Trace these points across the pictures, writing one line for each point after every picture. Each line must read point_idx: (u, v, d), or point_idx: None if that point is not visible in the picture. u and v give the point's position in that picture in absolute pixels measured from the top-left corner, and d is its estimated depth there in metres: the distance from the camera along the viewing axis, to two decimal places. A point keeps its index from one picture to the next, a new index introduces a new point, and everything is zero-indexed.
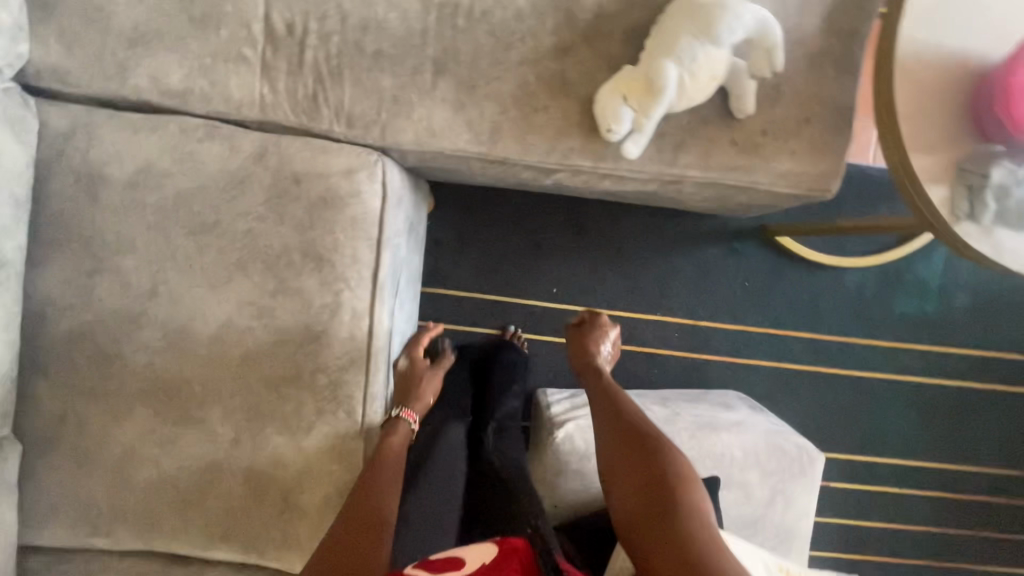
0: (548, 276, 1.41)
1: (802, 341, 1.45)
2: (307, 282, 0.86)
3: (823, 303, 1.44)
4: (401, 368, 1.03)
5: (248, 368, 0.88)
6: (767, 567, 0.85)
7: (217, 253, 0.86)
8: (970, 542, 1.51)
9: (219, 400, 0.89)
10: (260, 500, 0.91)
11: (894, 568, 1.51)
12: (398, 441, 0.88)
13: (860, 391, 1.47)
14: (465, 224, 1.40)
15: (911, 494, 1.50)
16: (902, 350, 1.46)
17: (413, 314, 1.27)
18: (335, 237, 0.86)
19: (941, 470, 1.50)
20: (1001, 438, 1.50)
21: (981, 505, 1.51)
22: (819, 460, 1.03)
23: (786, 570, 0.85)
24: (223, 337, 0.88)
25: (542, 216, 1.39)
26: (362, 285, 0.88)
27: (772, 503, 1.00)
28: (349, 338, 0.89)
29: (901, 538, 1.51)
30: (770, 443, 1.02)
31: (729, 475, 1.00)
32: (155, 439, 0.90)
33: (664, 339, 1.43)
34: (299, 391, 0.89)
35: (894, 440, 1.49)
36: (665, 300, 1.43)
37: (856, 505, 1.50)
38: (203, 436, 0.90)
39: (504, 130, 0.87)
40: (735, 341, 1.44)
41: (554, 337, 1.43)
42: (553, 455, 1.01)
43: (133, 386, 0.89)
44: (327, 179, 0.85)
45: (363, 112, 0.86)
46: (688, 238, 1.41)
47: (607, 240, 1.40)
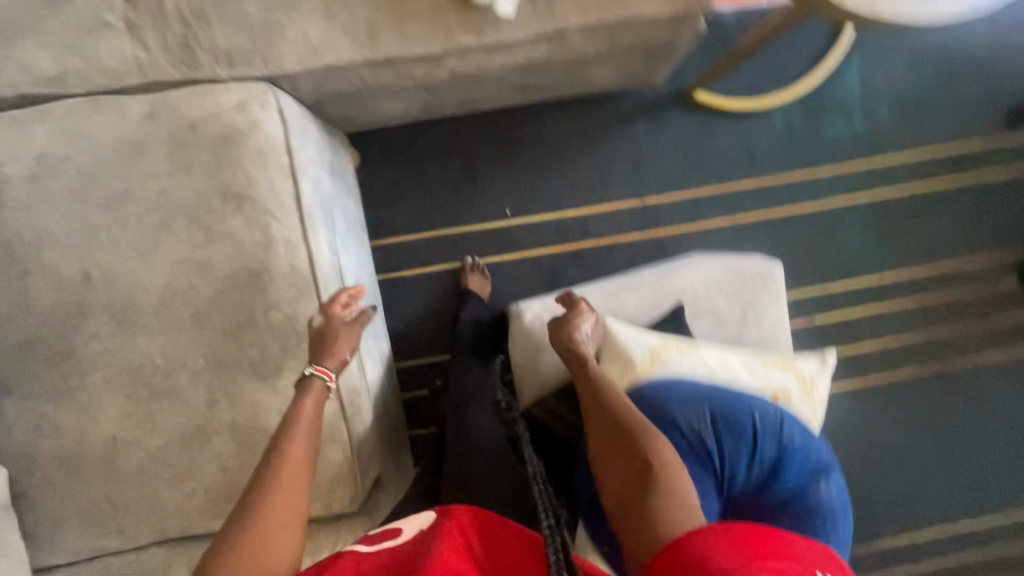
0: (491, 196, 1.43)
1: (748, 192, 1.48)
2: (233, 225, 0.87)
3: (757, 149, 1.47)
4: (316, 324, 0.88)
5: (202, 325, 0.89)
6: (744, 362, 0.87)
7: (138, 222, 0.86)
8: (961, 338, 1.55)
9: (184, 365, 0.89)
10: (253, 451, 0.91)
11: (897, 383, 1.54)
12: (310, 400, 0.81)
13: (817, 223, 1.51)
14: (396, 169, 1.40)
15: (893, 308, 1.54)
16: (843, 174, 1.50)
17: (368, 262, 1.28)
18: (247, 172, 0.86)
19: (914, 278, 1.54)
20: (960, 231, 1.54)
21: (962, 300, 1.55)
22: (779, 269, 1.05)
23: (764, 360, 0.87)
24: (169, 302, 0.88)
25: (467, 139, 1.41)
26: (288, 215, 0.89)
27: (744, 320, 1.02)
28: (291, 270, 0.89)
29: (897, 353, 1.54)
30: (727, 267, 1.04)
31: (696, 305, 1.02)
32: (134, 421, 0.90)
33: (618, 226, 1.45)
34: (258, 335, 0.89)
35: (862, 262, 1.53)
36: (609, 188, 1.45)
37: (845, 333, 1.53)
38: (179, 406, 0.90)
39: (380, 27, 0.88)
40: (686, 209, 1.47)
41: (514, 254, 1.44)
42: (527, 339, 1.03)
43: (95, 377, 0.89)
44: (222, 118, 0.86)
45: (239, 46, 0.87)
46: (612, 122, 1.44)
47: (537, 145, 1.42)
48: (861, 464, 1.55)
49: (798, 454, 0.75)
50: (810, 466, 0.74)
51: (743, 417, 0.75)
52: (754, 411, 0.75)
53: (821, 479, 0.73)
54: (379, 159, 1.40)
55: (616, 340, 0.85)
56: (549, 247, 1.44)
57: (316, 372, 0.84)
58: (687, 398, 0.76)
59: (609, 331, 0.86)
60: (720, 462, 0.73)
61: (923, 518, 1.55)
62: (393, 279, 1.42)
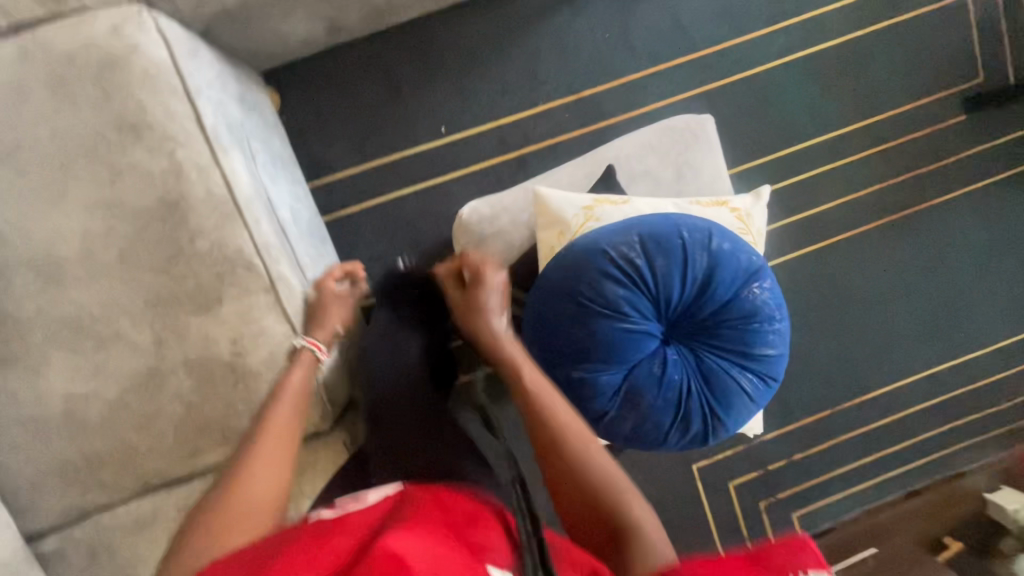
0: (423, 116, 1.39)
1: (685, 68, 1.45)
2: (136, 155, 0.85)
3: (685, 20, 1.43)
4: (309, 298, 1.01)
5: (131, 265, 0.88)
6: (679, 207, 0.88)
7: (39, 169, 0.84)
8: (919, 182, 1.54)
9: (122, 309, 0.89)
10: (210, 383, 0.92)
11: (861, 237, 1.54)
12: (298, 372, 0.92)
13: (758, 89, 1.48)
14: (321, 103, 1.36)
15: (847, 163, 1.52)
16: (777, 33, 1.47)
17: (307, 199, 1.26)
18: (138, 98, 0.84)
19: (864, 128, 1.52)
20: (903, 72, 1.52)
21: (915, 143, 1.54)
22: (710, 121, 1.03)
23: (699, 202, 0.88)
24: (91, 247, 0.87)
25: (388, 60, 1.37)
26: (192, 138, 0.87)
27: (681, 177, 1.01)
28: (208, 195, 0.87)
29: (856, 208, 1.54)
30: (657, 128, 1.02)
31: (631, 171, 1.01)
32: (87, 373, 0.90)
33: (558, 125, 1.42)
34: (188, 266, 0.88)
35: (811, 121, 1.51)
36: (542, 85, 1.41)
37: (803, 196, 1.52)
38: (127, 351, 0.90)
39: None
40: (624, 96, 1.43)
41: (458, 172, 1.41)
42: (466, 234, 1.02)
43: (37, 336, 0.88)
44: (100, 46, 0.83)
45: None
46: (533, 18, 1.40)
47: (460, 54, 1.39)
48: (835, 323, 1.56)
49: (726, 261, 0.82)
50: (738, 269, 0.82)
51: (672, 240, 0.81)
52: (682, 232, 0.81)
53: (746, 281, 0.83)
54: (302, 96, 1.36)
55: (549, 204, 0.87)
56: (492, 158, 1.41)
57: (306, 344, 0.94)
58: (619, 234, 0.81)
59: (540, 197, 0.88)
60: (657, 283, 0.80)
61: (898, 363, 1.59)
62: (340, 217, 1.39)
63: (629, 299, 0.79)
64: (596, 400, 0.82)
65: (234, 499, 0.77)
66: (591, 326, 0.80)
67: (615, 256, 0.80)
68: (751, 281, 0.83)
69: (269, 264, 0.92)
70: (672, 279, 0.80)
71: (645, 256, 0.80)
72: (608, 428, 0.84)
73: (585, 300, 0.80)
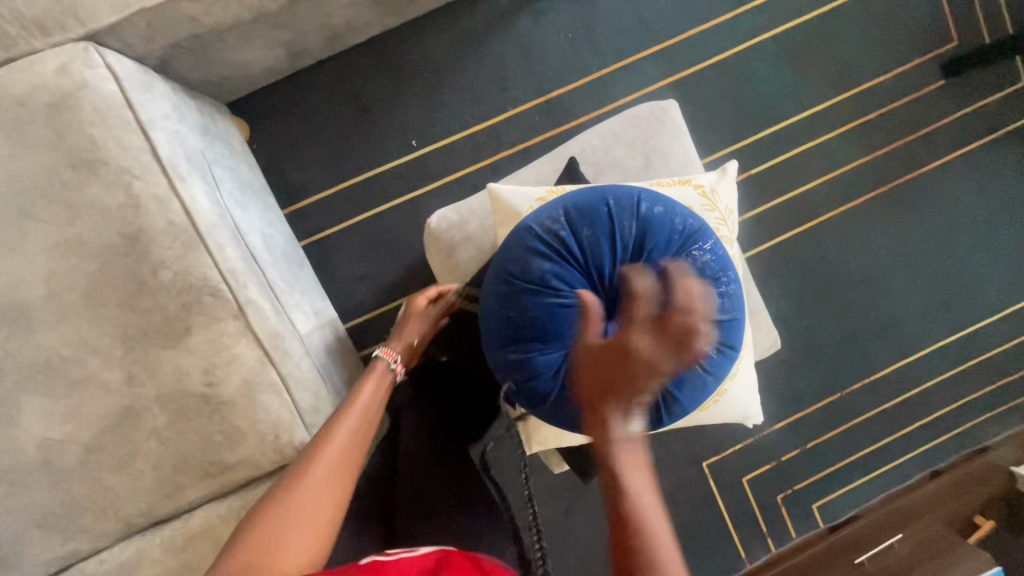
0: (393, 132, 1.39)
1: (652, 59, 1.43)
2: (93, 191, 0.84)
3: (647, 13, 1.43)
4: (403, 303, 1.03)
5: (95, 303, 0.86)
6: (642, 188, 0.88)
7: None
8: (905, 151, 1.51)
9: (91, 349, 0.87)
10: (186, 416, 0.90)
11: (851, 213, 1.51)
12: (369, 386, 0.90)
13: (729, 74, 1.46)
14: (291, 129, 1.36)
15: (828, 139, 1.50)
16: (742, 16, 1.45)
17: (281, 224, 1.25)
18: (91, 134, 0.84)
19: (842, 103, 1.50)
20: (875, 44, 1.50)
21: (895, 112, 1.51)
22: (674, 106, 1.02)
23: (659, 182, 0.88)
24: (55, 288, 0.86)
25: (354, 81, 1.37)
26: (148, 170, 0.86)
27: (649, 164, 0.99)
28: (168, 225, 0.87)
29: (843, 183, 1.50)
30: (619, 118, 1.01)
31: (597, 163, 0.99)
32: (61, 418, 0.89)
33: (530, 128, 1.41)
34: (154, 298, 0.87)
35: (786, 100, 1.48)
36: (509, 89, 1.41)
37: (787, 176, 1.49)
38: (99, 391, 0.88)
39: None
40: (594, 93, 1.42)
41: (433, 184, 1.40)
42: (437, 242, 1.01)
43: (7, 384, 0.87)
44: (49, 86, 0.83)
45: (47, 10, 0.84)
46: (494, 26, 1.40)
47: (424, 68, 1.39)
48: (835, 303, 1.52)
49: (657, 226, 0.81)
50: (669, 232, 0.81)
51: (598, 210, 0.81)
52: (609, 201, 0.82)
53: (682, 244, 0.81)
54: (271, 124, 1.36)
55: (503, 199, 0.89)
56: (466, 167, 1.40)
57: (381, 355, 0.96)
58: (545, 211, 0.83)
59: (495, 193, 0.90)
60: (585, 253, 0.80)
61: (905, 338, 1.54)
62: (319, 240, 1.38)
63: (558, 271, 0.79)
64: (539, 381, 0.80)
65: (302, 493, 0.72)
66: (522, 303, 0.80)
67: (542, 231, 0.81)
68: (687, 244, 0.81)
69: (235, 288, 0.90)
70: (601, 248, 0.80)
71: (572, 230, 0.81)
72: (555, 410, 0.81)
73: (515, 277, 0.80)
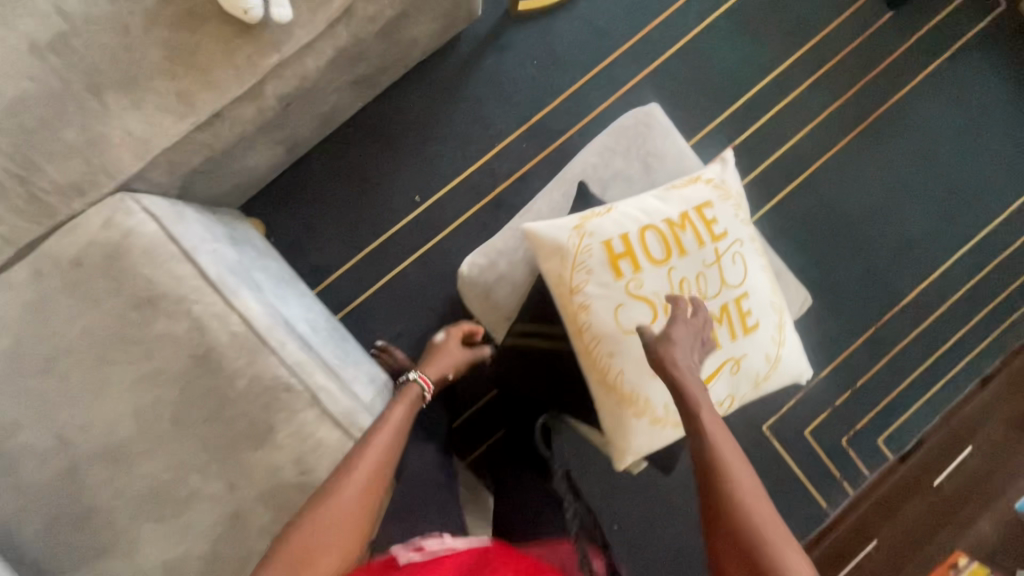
0: (403, 191, 1.45)
1: (616, 63, 1.51)
2: (157, 325, 0.90)
3: (599, 21, 1.50)
4: (437, 340, 1.05)
5: (184, 424, 0.91)
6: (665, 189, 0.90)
7: (78, 368, 0.90)
8: (878, 82, 1.56)
9: (190, 468, 0.92)
10: (289, 506, 0.93)
11: (843, 155, 1.55)
12: (400, 411, 0.87)
13: (691, 55, 1.53)
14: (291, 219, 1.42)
15: (800, 92, 1.55)
16: (675, 8, 1.53)
17: (332, 341, 1.18)
18: (143, 275, 0.90)
19: (805, 54, 1.55)
20: None
21: (850, 56, 1.56)
22: (657, 110, 1.09)
23: (677, 185, 0.90)
24: (145, 419, 0.91)
25: (346, 156, 1.44)
26: (203, 293, 0.92)
27: (650, 168, 1.06)
28: (232, 337, 0.92)
29: (823, 131, 1.54)
30: (612, 130, 1.08)
31: (603, 178, 1.05)
32: (173, 539, 0.92)
33: (521, 156, 1.48)
34: (235, 407, 0.92)
35: (746, 67, 1.54)
36: (456, 103, 1.47)
37: (773, 135, 1.54)
38: (206, 505, 0.92)
39: (191, 88, 0.91)
40: (573, 108, 1.49)
41: (407, 261, 1.45)
42: (471, 287, 1.05)
43: (121, 519, 0.91)
44: (99, 241, 0.89)
45: (78, 174, 0.90)
46: (465, 68, 1.47)
47: (409, 126, 1.45)
48: (854, 246, 1.54)
49: None
50: None
51: None
52: None
53: None
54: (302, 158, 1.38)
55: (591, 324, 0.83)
56: (471, 208, 1.46)
57: (417, 379, 0.94)
58: None
59: (561, 286, 0.84)
60: None
61: (929, 270, 1.54)
62: (355, 307, 1.43)
63: None
64: None
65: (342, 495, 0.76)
66: None
67: None
68: None
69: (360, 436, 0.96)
70: None
71: None
72: None
73: None
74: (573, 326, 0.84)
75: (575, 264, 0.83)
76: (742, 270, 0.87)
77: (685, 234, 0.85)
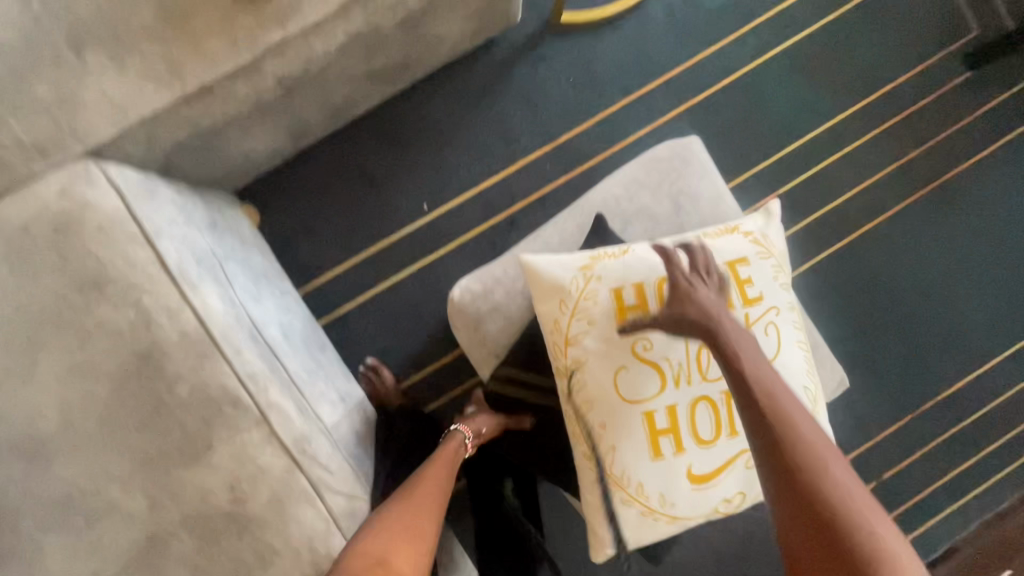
0: (411, 197, 1.35)
1: (659, 90, 1.39)
2: (101, 312, 0.81)
3: (646, 43, 1.39)
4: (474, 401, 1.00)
5: (113, 426, 0.81)
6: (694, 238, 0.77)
7: (6, 346, 0.80)
8: (948, 146, 1.40)
9: (111, 477, 0.81)
10: (214, 538, 0.81)
11: (898, 220, 1.39)
12: (454, 445, 0.90)
13: (741, 91, 1.40)
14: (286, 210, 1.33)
15: (857, 146, 1.40)
16: (731, 39, 1.40)
17: (304, 349, 1.07)
18: (96, 254, 0.81)
19: (868, 105, 1.41)
20: (889, 43, 1.42)
21: (919, 113, 1.41)
22: (696, 144, 0.96)
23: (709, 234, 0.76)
24: (71, 413, 0.81)
25: (355, 153, 1.35)
26: (157, 283, 0.82)
27: (680, 208, 0.93)
28: (182, 336, 0.82)
29: (879, 191, 1.39)
30: (643, 160, 0.95)
31: (625, 212, 0.92)
32: (79, 555, 0.80)
33: (542, 176, 1.36)
34: (172, 414, 0.81)
35: (800, 111, 1.40)
36: (479, 111, 1.36)
37: (822, 189, 1.39)
38: (123, 521, 0.81)
39: (180, 57, 0.83)
40: (605, 132, 1.37)
41: (403, 272, 1.34)
42: (461, 317, 0.92)
43: (26, 524, 0.80)
44: (53, 209, 0.81)
45: (44, 134, 0.82)
46: (495, 76, 1.37)
47: (427, 129, 1.36)
48: (900, 323, 1.37)
49: None
50: None
51: None
52: None
53: None
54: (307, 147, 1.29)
55: (591, 388, 0.72)
56: (481, 224, 1.35)
57: (460, 426, 0.93)
58: None
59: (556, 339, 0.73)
60: None
61: (982, 362, 1.36)
62: (340, 313, 1.32)
63: None
64: None
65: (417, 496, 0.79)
66: None
67: None
68: None
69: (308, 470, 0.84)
70: None
71: None
72: None
73: None
74: (564, 385, 0.73)
75: (574, 313, 0.72)
76: (775, 343, 0.74)
77: None
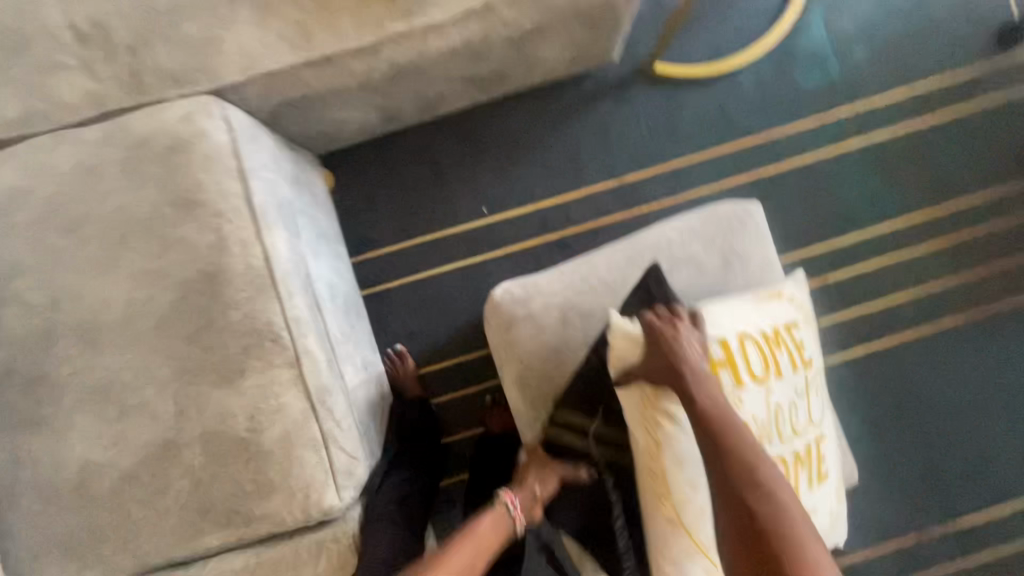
0: (473, 199, 1.42)
1: (731, 154, 1.43)
2: (185, 229, 0.89)
3: (728, 108, 1.44)
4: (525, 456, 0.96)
5: (165, 333, 0.88)
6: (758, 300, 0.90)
7: (97, 238, 0.89)
8: (1011, 274, 1.38)
9: (150, 377, 0.88)
10: (224, 459, 0.86)
11: (945, 335, 1.37)
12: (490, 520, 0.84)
13: (811, 174, 1.42)
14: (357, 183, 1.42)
15: (917, 253, 1.39)
16: (812, 122, 1.43)
17: (344, 311, 1.13)
18: (195, 177, 0.90)
19: (937, 216, 1.41)
20: (972, 161, 1.42)
21: (987, 236, 1.39)
22: (757, 209, 0.99)
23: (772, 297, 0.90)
24: (133, 312, 0.88)
25: (433, 146, 1.43)
26: (239, 216, 0.90)
27: (728, 266, 0.96)
28: (247, 268, 0.89)
29: (931, 302, 1.38)
30: (702, 212, 0.99)
31: (675, 257, 0.96)
32: (104, 441, 0.87)
33: (600, 208, 1.41)
34: (218, 336, 0.88)
35: (867, 206, 1.41)
36: (556, 135, 1.43)
37: (872, 286, 1.39)
38: (149, 421, 0.87)
39: (313, 27, 0.93)
40: (670, 182, 1.42)
41: (448, 265, 1.40)
42: (498, 315, 0.97)
43: (67, 399, 0.88)
44: (171, 131, 0.90)
45: (182, 66, 0.92)
46: (578, 106, 1.44)
47: (503, 141, 1.43)
48: (924, 439, 1.34)
49: None
50: None
51: None
52: None
53: None
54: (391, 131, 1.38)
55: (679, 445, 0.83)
56: (531, 239, 1.40)
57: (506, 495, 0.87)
58: None
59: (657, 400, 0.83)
60: None
61: (1004, 501, 1.31)
62: (381, 288, 1.39)
63: None
64: None
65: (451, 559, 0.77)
66: None
67: None
68: None
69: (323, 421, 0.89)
70: None
71: None
72: None
73: None
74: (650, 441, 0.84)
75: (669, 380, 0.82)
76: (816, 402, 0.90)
77: (780, 354, 0.86)
